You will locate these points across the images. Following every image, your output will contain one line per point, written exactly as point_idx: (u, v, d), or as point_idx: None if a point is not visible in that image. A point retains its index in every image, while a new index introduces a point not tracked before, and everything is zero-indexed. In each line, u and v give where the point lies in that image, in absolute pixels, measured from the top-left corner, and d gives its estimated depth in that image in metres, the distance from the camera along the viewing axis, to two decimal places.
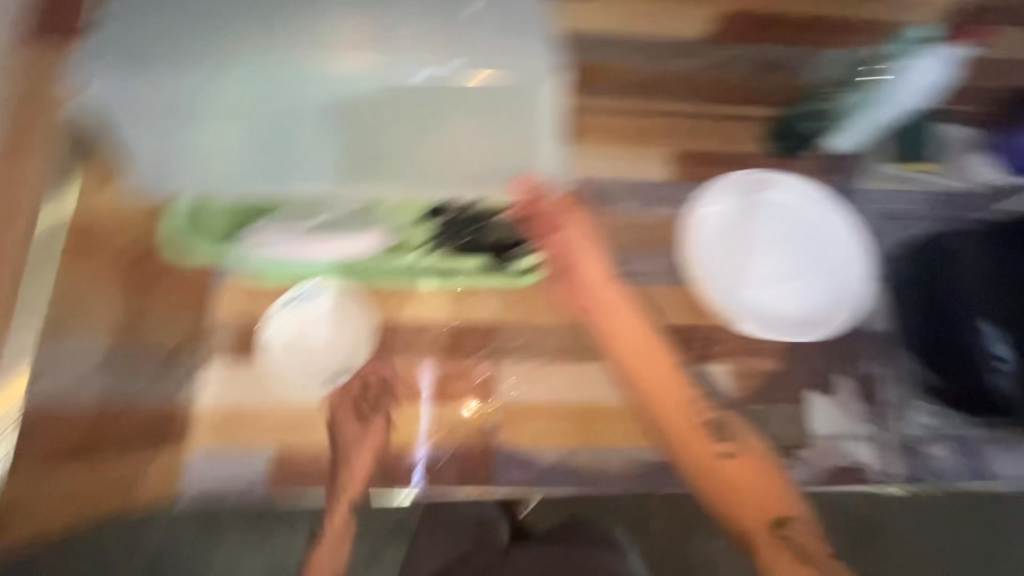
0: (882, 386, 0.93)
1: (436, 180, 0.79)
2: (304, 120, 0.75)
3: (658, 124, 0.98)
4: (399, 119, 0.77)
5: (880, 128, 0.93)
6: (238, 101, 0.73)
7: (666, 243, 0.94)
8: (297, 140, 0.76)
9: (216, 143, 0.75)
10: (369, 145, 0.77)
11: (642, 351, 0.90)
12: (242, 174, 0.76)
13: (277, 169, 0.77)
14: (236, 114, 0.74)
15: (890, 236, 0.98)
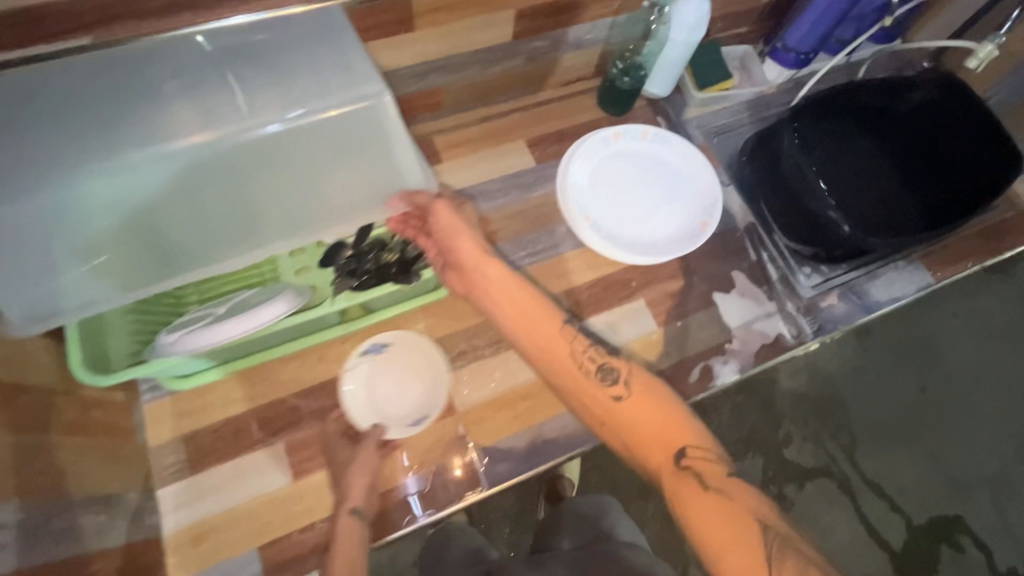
0: (769, 267, 1.07)
1: (312, 219, 0.71)
2: (176, 218, 0.67)
3: (504, 124, 1.11)
4: (268, 176, 0.69)
5: (680, 63, 1.08)
6: (100, 217, 0.63)
7: (551, 218, 1.04)
8: (175, 239, 0.67)
9: (64, 269, 0.63)
10: (240, 214, 0.69)
11: (533, 317, 0.78)
12: (106, 289, 0.65)
13: (140, 270, 0.66)
14: (103, 233, 0.64)
15: (723, 149, 1.18)
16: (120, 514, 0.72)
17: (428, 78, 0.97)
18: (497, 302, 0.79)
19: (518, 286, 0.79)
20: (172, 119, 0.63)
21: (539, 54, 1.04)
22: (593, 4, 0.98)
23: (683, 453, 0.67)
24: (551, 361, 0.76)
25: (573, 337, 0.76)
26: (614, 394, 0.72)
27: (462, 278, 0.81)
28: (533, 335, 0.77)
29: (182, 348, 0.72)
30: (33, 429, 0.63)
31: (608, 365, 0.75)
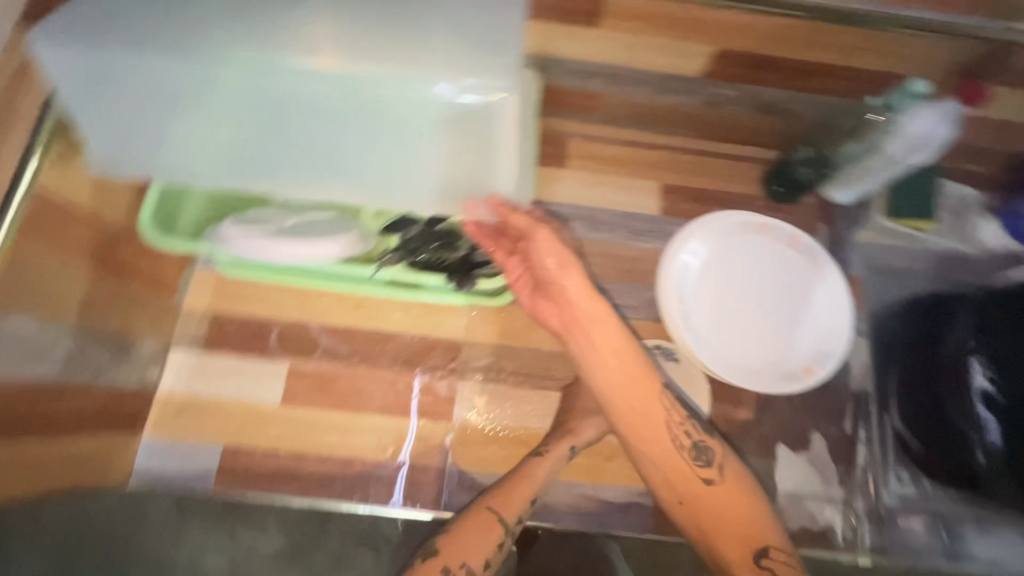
0: (859, 449, 0.89)
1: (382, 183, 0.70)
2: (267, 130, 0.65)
3: (647, 157, 0.99)
4: (362, 130, 0.65)
5: (881, 179, 0.89)
6: (203, 99, 0.62)
7: (644, 278, 0.93)
8: (260, 147, 0.67)
9: (155, 130, 0.64)
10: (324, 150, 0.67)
11: (632, 374, 0.69)
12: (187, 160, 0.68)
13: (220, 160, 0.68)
14: (202, 112, 0.63)
15: (878, 292, 0.97)
16: (126, 360, 0.75)
17: (590, 80, 0.88)
18: (601, 346, 0.69)
19: (618, 328, 0.70)
20: (307, 33, 0.58)
21: (722, 102, 0.90)
22: (814, 73, 0.85)
23: (763, 552, 0.63)
24: (641, 430, 0.68)
25: (672, 406, 0.70)
26: (704, 476, 0.67)
27: (557, 310, 0.72)
28: (624, 395, 0.69)
29: (246, 249, 0.75)
30: (83, 257, 0.66)
31: (702, 442, 0.70)
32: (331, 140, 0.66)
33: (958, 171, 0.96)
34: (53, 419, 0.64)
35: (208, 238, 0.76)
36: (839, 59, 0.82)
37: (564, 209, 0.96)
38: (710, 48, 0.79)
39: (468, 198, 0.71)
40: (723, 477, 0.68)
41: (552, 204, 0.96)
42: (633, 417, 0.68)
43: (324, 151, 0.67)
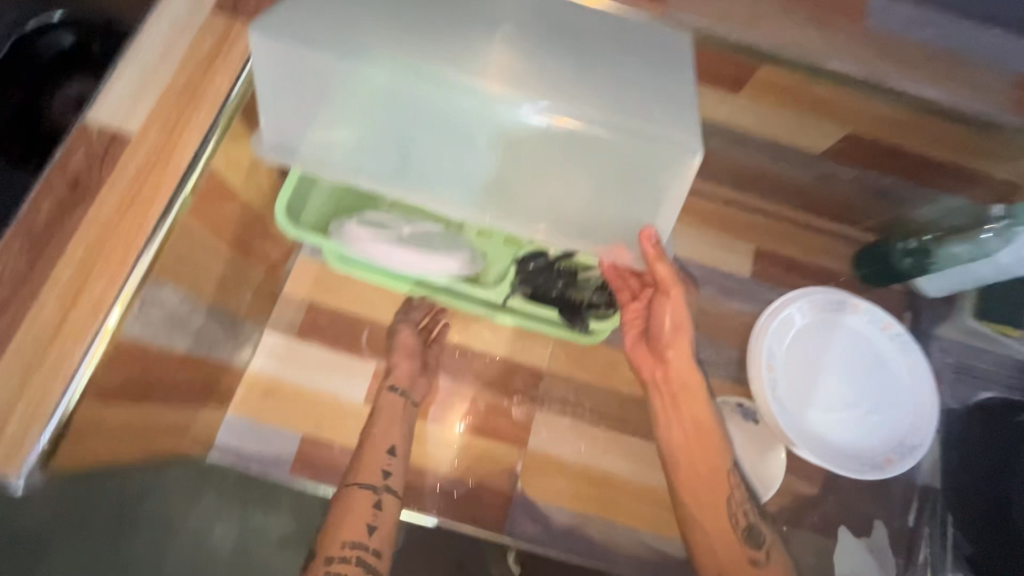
0: (921, 546, 0.88)
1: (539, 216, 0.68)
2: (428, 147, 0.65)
3: (744, 218, 1.01)
4: (534, 159, 0.64)
5: (975, 283, 0.90)
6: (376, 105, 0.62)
7: (728, 337, 0.94)
8: (423, 156, 0.66)
9: (325, 124, 0.65)
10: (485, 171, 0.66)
11: (705, 443, 0.73)
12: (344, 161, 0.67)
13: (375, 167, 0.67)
14: (374, 114, 0.63)
15: (953, 390, 0.97)
16: (234, 337, 0.77)
17: (712, 138, 0.89)
18: (685, 410, 0.75)
19: (706, 406, 0.75)
20: (488, 57, 0.61)
21: (835, 180, 0.92)
22: (929, 170, 0.84)
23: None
24: (698, 492, 0.72)
25: (736, 486, 0.73)
26: (754, 558, 0.69)
27: (660, 370, 0.76)
28: (690, 457, 0.73)
29: (369, 250, 0.71)
30: (224, 236, 0.67)
31: (755, 528, 0.72)
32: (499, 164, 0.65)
33: None
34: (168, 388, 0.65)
35: (332, 234, 0.75)
36: (961, 161, 0.80)
37: None
38: (841, 130, 0.81)
39: (620, 242, 0.69)
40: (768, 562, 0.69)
41: None
42: (693, 475, 0.72)
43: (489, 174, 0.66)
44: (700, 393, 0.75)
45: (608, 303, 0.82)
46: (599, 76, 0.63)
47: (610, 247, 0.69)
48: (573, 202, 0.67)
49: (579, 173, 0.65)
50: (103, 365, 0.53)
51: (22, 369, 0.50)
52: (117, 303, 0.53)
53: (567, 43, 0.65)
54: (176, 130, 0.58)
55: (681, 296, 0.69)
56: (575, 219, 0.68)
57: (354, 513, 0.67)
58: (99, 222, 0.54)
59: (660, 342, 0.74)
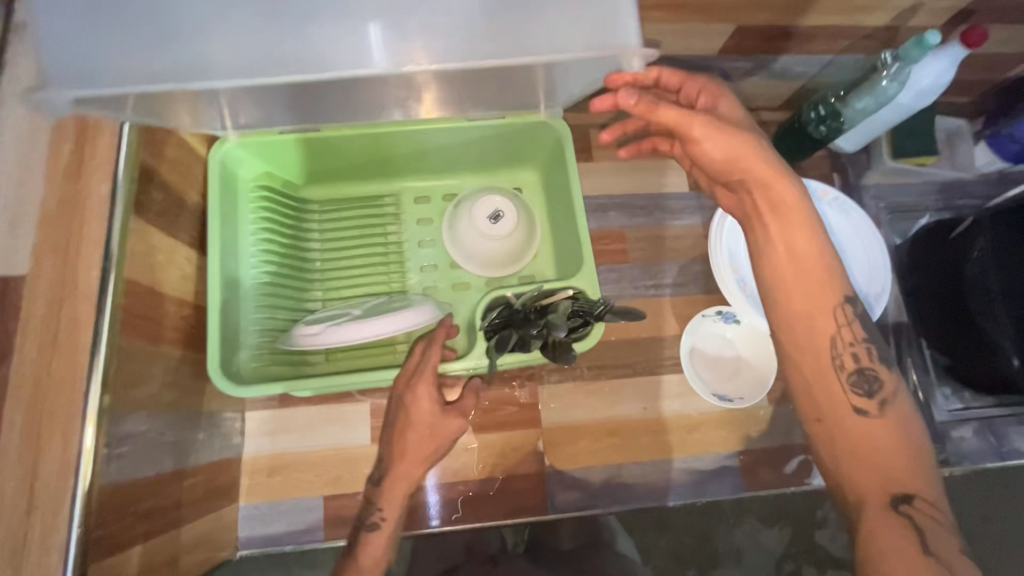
0: (908, 376, 0.97)
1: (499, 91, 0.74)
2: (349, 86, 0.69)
3: None
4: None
5: (882, 127, 0.96)
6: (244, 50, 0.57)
7: (688, 254, 0.97)
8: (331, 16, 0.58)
9: (206, 53, 0.58)
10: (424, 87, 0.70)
11: (809, 280, 0.58)
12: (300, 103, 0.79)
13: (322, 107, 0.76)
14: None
15: (893, 230, 1.06)
16: (216, 434, 0.72)
17: None
18: (784, 241, 0.59)
19: (812, 236, 0.59)
20: None
21: (737, 74, 0.94)
22: (816, 38, 0.86)
23: (904, 497, 0.52)
24: (801, 333, 0.58)
25: (846, 322, 0.58)
26: (859, 402, 0.56)
27: (764, 195, 0.59)
28: (797, 291, 0.59)
29: (327, 338, 0.67)
30: (168, 339, 0.63)
31: (874, 372, 0.57)
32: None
33: (945, 105, 1.04)
34: (173, 509, 0.62)
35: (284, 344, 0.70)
36: (840, 21, 0.83)
37: (600, 201, 0.98)
38: (729, 26, 0.82)
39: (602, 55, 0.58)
40: (886, 407, 0.56)
41: (588, 198, 0.98)
42: (818, 305, 0.58)
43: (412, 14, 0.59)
44: (802, 215, 0.59)
45: (586, 320, 0.71)
46: None
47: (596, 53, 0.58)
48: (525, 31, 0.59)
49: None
50: (96, 517, 0.49)
51: (13, 555, 0.46)
52: (84, 454, 0.49)
53: None
54: (72, 253, 0.53)
55: (716, 128, 0.59)
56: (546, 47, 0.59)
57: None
58: (29, 379, 0.50)
59: (727, 180, 0.62)
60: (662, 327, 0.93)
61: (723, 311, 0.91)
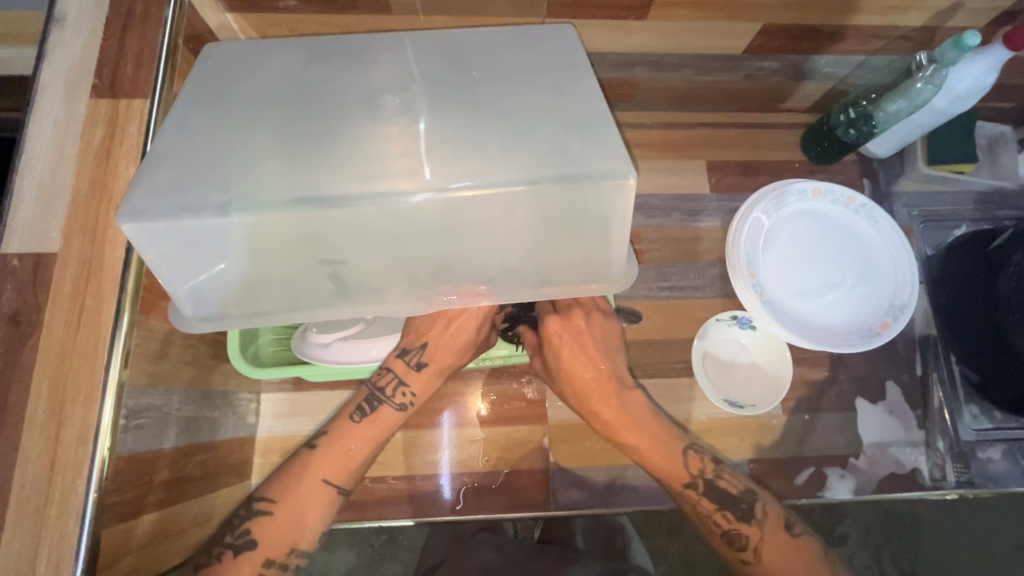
0: (934, 390, 0.93)
1: (541, 130, 0.54)
2: (330, 217, 0.52)
3: (688, 137, 1.01)
4: (443, 135, 0.55)
5: (919, 132, 0.91)
6: (275, 246, 0.54)
7: (705, 257, 0.95)
8: (258, 181, 0.52)
9: (164, 176, 0.51)
10: (430, 220, 0.54)
11: (608, 397, 0.74)
12: (304, 82, 0.59)
13: (326, 120, 0.56)
14: (223, 134, 0.55)
15: (925, 240, 1.01)
16: (232, 416, 0.75)
17: (635, 68, 0.88)
18: (577, 361, 0.73)
19: (639, 408, 0.75)
20: (340, 82, 0.59)
21: (762, 74, 0.92)
22: (848, 39, 0.84)
23: (793, 525, 0.72)
24: (626, 441, 0.75)
25: (698, 499, 0.73)
26: (743, 558, 0.70)
27: (561, 333, 0.73)
28: (645, 453, 0.75)
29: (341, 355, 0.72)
30: None
31: (738, 530, 0.71)
32: (368, 154, 0.54)
33: (988, 110, 0.99)
34: (184, 484, 0.64)
35: (295, 349, 0.74)
36: (874, 22, 0.80)
37: None
38: (755, 25, 0.80)
39: (596, 195, 0.53)
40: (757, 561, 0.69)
41: None
42: (662, 475, 0.74)
43: (349, 178, 0.52)
44: (591, 380, 0.74)
45: None
46: (457, 67, 0.60)
47: (583, 196, 0.53)
48: (516, 213, 0.54)
49: (508, 142, 0.54)
50: (110, 481, 0.52)
51: (33, 512, 0.49)
52: (102, 426, 0.51)
53: (437, 57, 0.61)
54: (99, 233, 0.56)
55: (568, 342, 0.73)
56: (522, 210, 0.54)
57: (301, 507, 0.65)
58: (56, 349, 0.53)
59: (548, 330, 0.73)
60: (675, 328, 0.92)
61: (738, 316, 0.90)
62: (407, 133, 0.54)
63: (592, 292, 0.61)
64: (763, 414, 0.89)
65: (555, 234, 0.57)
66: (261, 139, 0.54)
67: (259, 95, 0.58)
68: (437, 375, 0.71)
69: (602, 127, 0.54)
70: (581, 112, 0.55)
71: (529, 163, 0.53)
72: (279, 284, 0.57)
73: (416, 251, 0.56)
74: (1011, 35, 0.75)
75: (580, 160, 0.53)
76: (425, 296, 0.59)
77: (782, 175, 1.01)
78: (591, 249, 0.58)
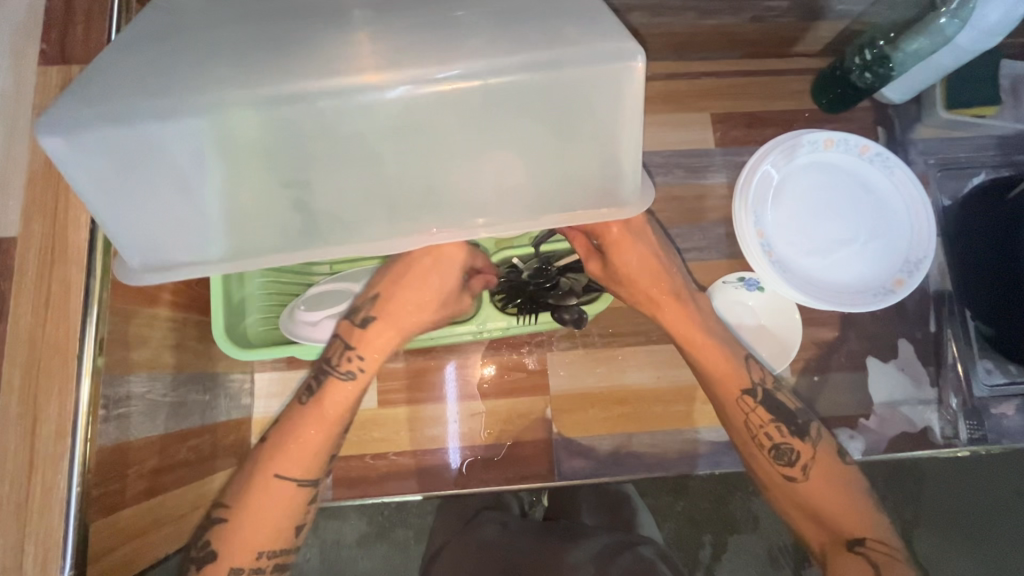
0: (947, 347, 0.90)
1: (527, 28, 0.49)
2: (297, 119, 0.48)
3: (692, 87, 0.94)
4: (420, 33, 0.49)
5: (939, 74, 0.85)
6: (236, 160, 0.49)
7: (710, 217, 0.91)
8: (213, 83, 0.47)
9: (111, 84, 0.47)
10: (407, 121, 0.49)
11: (666, 301, 0.73)
12: (271, 1, 0.54)
13: (289, 26, 0.51)
14: (175, 42, 0.50)
15: (942, 189, 0.96)
16: (224, 400, 0.73)
17: (634, 12, 0.82)
18: (642, 263, 0.71)
19: (690, 306, 0.73)
20: None
21: (771, 15, 0.85)
22: None
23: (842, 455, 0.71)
24: (693, 351, 0.73)
25: (753, 409, 0.71)
26: (788, 474, 0.69)
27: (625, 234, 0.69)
28: (708, 355, 0.73)
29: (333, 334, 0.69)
30: (167, 302, 0.63)
31: (787, 444, 0.70)
32: (334, 52, 0.49)
33: (1014, 46, 0.92)
34: (176, 468, 0.63)
35: (284, 328, 0.71)
36: None
37: None
38: None
39: (587, 85, 0.49)
40: (806, 478, 0.68)
41: None
42: (722, 387, 0.72)
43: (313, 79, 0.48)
44: (664, 284, 0.72)
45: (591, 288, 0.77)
46: None
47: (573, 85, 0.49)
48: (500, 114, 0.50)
49: (489, 35, 0.49)
50: (93, 471, 0.50)
51: (16, 506, 0.47)
52: (81, 414, 0.49)
53: None
54: (59, 213, 0.52)
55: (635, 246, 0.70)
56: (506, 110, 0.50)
57: (258, 507, 0.62)
58: (23, 338, 0.50)
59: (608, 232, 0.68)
60: None
61: (745, 278, 0.87)
62: (381, 35, 0.49)
63: (594, 213, 0.56)
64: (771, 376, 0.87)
65: (548, 140, 0.52)
66: (218, 47, 0.49)
67: (222, 15, 0.53)
68: (389, 333, 0.67)
69: (601, 20, 0.50)
70: (572, 10, 0.51)
71: (514, 51, 0.48)
72: (243, 213, 0.52)
73: (390, 165, 0.51)
74: None
75: (572, 46, 0.48)
76: (411, 224, 0.54)
77: (792, 126, 0.95)
78: (582, 161, 0.54)
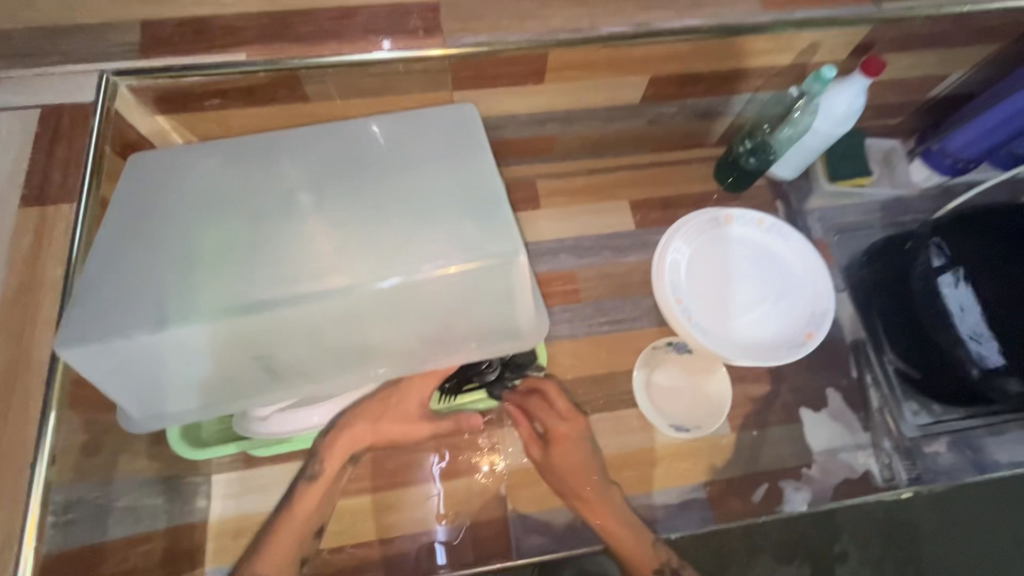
0: (871, 392, 0.96)
1: (444, 224, 0.60)
2: (262, 320, 0.57)
3: (610, 179, 1.07)
4: (359, 233, 0.60)
5: (814, 155, 0.99)
6: (211, 350, 0.58)
7: (638, 289, 1.00)
8: (189, 293, 0.56)
9: (100, 298, 0.56)
10: (354, 309, 0.59)
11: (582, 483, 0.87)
12: (225, 187, 0.64)
13: (248, 224, 0.61)
14: (148, 246, 0.59)
15: (843, 250, 1.07)
16: (177, 503, 0.75)
17: (546, 125, 0.96)
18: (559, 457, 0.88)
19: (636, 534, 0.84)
20: (255, 183, 0.64)
21: (664, 118, 1.00)
22: (729, 81, 0.93)
23: None
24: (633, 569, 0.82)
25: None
26: None
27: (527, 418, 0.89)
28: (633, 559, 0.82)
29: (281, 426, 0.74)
30: None
31: None
32: (287, 252, 0.59)
33: (876, 127, 1.08)
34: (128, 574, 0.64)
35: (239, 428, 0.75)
36: (743, 64, 0.89)
37: (549, 245, 1.02)
38: (643, 78, 0.89)
39: (497, 267, 0.59)
40: None
41: (538, 242, 1.02)
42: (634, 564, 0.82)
43: (271, 284, 0.57)
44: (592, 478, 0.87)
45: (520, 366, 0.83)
46: (367, 158, 0.66)
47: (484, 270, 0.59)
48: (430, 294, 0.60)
49: (414, 228, 0.59)
50: None
51: None
52: (27, 528, 0.54)
53: (346, 157, 0.66)
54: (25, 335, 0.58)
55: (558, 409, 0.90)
56: (436, 292, 0.59)
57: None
58: None
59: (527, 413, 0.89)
60: (617, 361, 0.95)
61: (674, 342, 0.94)
62: (330, 237, 0.59)
63: (506, 350, 0.66)
64: (712, 434, 0.91)
65: (473, 307, 0.62)
66: (189, 251, 0.59)
67: (185, 203, 0.63)
68: (366, 430, 0.81)
69: (499, 208, 0.61)
70: (480, 201, 0.61)
71: (440, 248, 0.59)
72: (212, 380, 0.61)
73: (339, 337, 0.61)
74: (867, 63, 0.84)
75: (484, 239, 0.59)
76: (356, 374, 0.64)
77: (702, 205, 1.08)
78: (501, 318, 0.64)
